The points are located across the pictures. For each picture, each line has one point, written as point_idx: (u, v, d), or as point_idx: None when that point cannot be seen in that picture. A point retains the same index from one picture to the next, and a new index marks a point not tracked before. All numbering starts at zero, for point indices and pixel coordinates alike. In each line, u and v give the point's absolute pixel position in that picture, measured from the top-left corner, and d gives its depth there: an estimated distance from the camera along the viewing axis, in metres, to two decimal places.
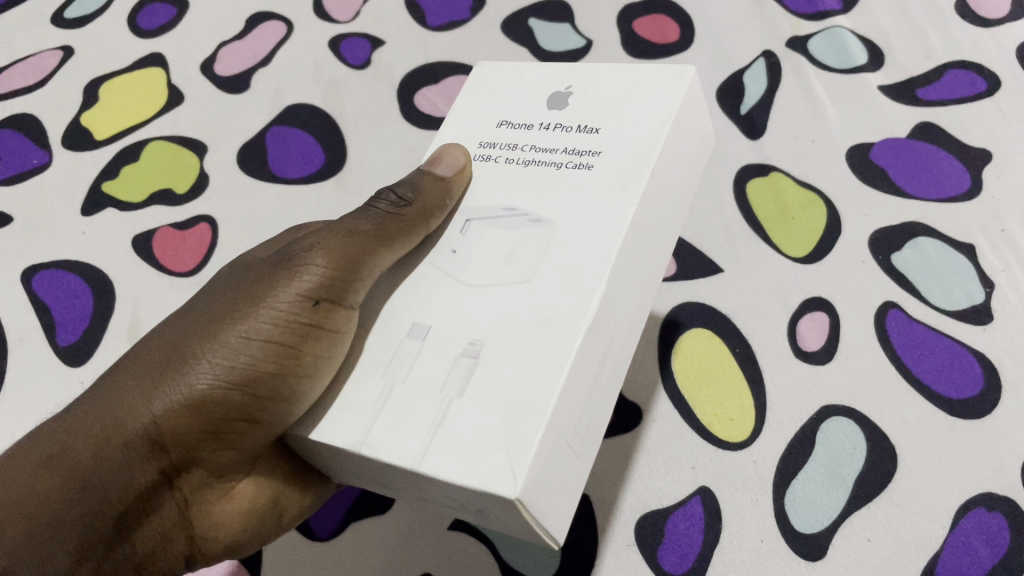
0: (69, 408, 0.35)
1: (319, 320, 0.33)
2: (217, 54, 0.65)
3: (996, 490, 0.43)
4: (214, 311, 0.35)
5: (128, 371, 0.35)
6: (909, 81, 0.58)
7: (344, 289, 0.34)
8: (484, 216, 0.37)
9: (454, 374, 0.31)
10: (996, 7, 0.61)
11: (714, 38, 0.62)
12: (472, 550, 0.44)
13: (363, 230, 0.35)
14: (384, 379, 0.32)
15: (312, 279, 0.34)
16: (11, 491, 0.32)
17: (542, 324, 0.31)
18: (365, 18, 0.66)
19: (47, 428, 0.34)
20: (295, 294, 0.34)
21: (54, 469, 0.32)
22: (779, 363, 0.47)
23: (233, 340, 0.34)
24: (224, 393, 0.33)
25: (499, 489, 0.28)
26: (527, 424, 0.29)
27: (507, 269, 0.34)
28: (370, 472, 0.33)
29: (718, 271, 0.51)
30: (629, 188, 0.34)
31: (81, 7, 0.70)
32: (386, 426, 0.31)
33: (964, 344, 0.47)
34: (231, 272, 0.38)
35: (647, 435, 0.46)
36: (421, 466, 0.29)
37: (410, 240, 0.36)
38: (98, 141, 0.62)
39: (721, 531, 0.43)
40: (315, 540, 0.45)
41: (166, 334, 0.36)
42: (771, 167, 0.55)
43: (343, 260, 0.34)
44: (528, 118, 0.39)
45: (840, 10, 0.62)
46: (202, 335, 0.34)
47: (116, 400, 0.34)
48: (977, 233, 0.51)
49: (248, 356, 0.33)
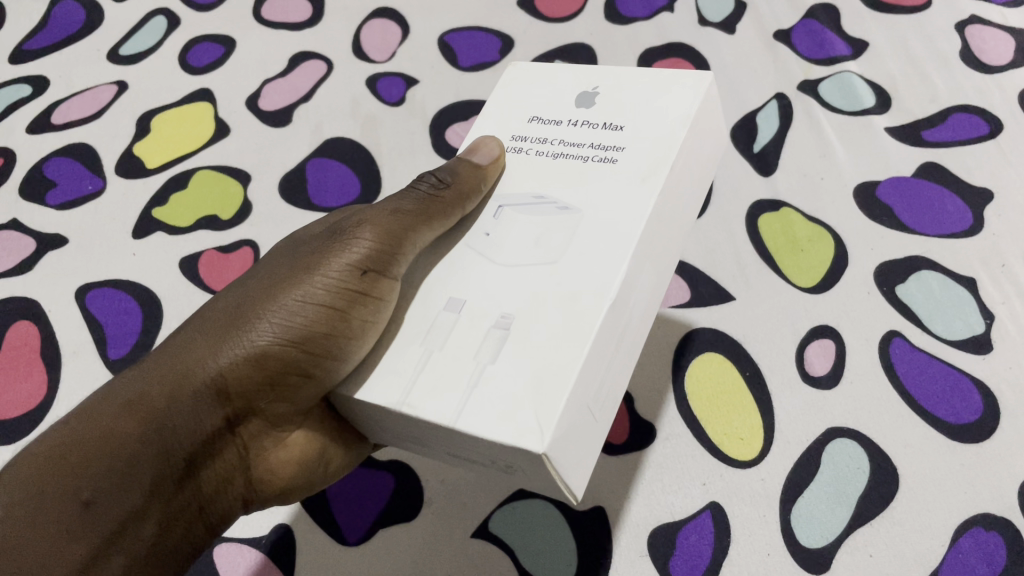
0: (142, 361, 0.38)
1: (369, 286, 0.36)
2: (262, 90, 0.70)
3: (993, 511, 0.45)
4: (273, 280, 0.38)
5: (195, 332, 0.38)
6: (915, 123, 0.61)
7: (389, 261, 0.37)
8: (514, 202, 0.40)
9: (487, 344, 0.34)
10: (999, 55, 0.64)
11: (729, 81, 0.65)
12: (493, 556, 0.46)
13: (409, 209, 0.39)
14: (422, 346, 0.35)
15: (360, 250, 0.37)
16: (91, 432, 0.35)
17: (568, 299, 0.35)
18: (400, 59, 0.71)
19: (123, 380, 0.38)
20: (345, 264, 0.37)
21: (130, 415, 0.36)
22: (787, 387, 0.50)
23: (290, 303, 0.37)
24: (281, 349, 0.36)
25: (528, 445, 0.31)
26: (554, 389, 0.32)
27: (536, 251, 0.37)
28: (408, 431, 0.36)
29: (730, 299, 0.54)
30: (650, 181, 0.38)
31: (135, 45, 0.75)
32: (425, 388, 0.34)
33: (963, 372, 0.50)
34: (288, 245, 0.42)
35: (660, 451, 0.49)
36: (457, 423, 0.32)
37: (448, 218, 0.39)
38: (150, 169, 0.66)
39: (730, 544, 0.45)
40: (345, 545, 0.47)
41: (228, 300, 0.39)
42: (782, 202, 0.58)
43: (389, 236, 0.38)
44: (558, 114, 0.43)
45: (849, 56, 0.66)
46: (263, 299, 0.38)
47: (185, 353, 0.37)
48: (978, 267, 0.54)
49: (303, 318, 0.37)
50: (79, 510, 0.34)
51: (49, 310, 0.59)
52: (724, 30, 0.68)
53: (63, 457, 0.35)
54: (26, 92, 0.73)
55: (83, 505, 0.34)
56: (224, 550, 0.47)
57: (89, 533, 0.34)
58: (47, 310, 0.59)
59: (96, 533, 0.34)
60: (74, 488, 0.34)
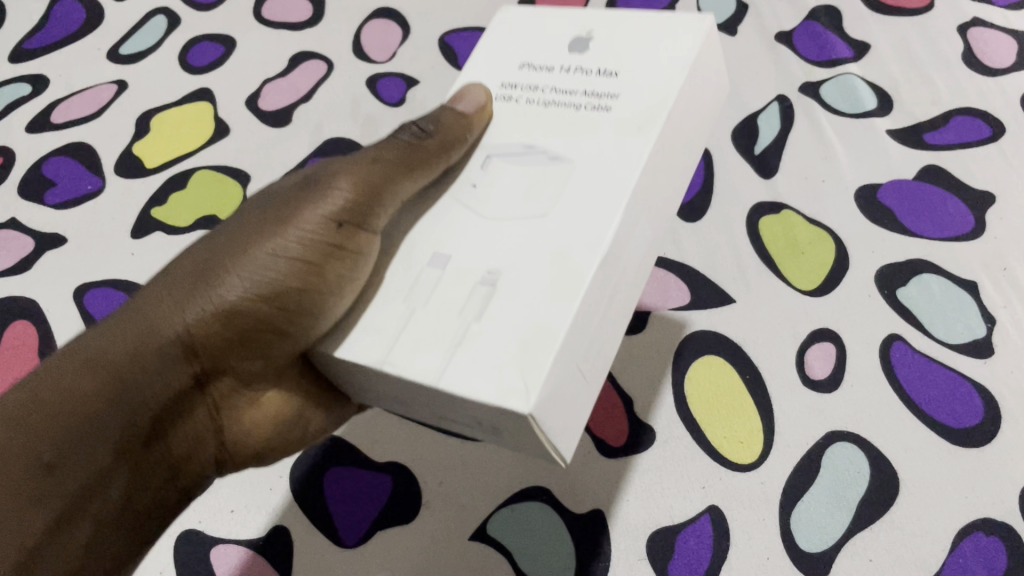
0: (111, 316, 0.38)
1: (344, 241, 0.37)
2: (261, 90, 0.70)
3: (993, 515, 0.45)
4: (244, 234, 0.38)
5: (165, 287, 0.38)
6: (917, 126, 0.61)
7: (364, 215, 0.37)
8: (503, 154, 0.39)
9: (473, 300, 0.33)
10: (1001, 57, 0.64)
11: (730, 83, 0.65)
12: (491, 558, 0.46)
13: (388, 162, 0.38)
14: (405, 304, 0.35)
15: (336, 204, 0.37)
16: (55, 388, 0.35)
17: (557, 253, 0.34)
18: (400, 60, 0.71)
19: (92, 334, 0.38)
20: (318, 219, 0.37)
21: (96, 371, 0.36)
22: (788, 390, 0.50)
23: (261, 258, 0.37)
24: (250, 304, 0.37)
25: (514, 405, 0.30)
26: (540, 347, 0.31)
27: (525, 204, 0.36)
28: (390, 390, 0.35)
29: (730, 301, 0.54)
30: (644, 132, 0.36)
31: (135, 44, 0.75)
32: (408, 345, 0.33)
33: (964, 376, 0.50)
34: (265, 195, 0.41)
35: (660, 453, 0.48)
36: (439, 381, 0.32)
37: (430, 172, 0.39)
38: (149, 169, 0.66)
39: (729, 547, 0.45)
40: (342, 547, 0.47)
41: (198, 255, 0.39)
42: (783, 205, 0.58)
43: (365, 190, 0.37)
44: (549, 60, 0.41)
45: (851, 59, 0.65)
46: (233, 254, 0.38)
47: (155, 308, 0.38)
48: (979, 271, 0.54)
49: (274, 272, 0.37)
50: (40, 471, 0.34)
51: (47, 310, 0.59)
52: (725, 32, 0.68)
53: (28, 413, 0.35)
54: (25, 91, 0.73)
55: (46, 467, 0.34)
56: (220, 551, 0.47)
57: (55, 491, 0.34)
58: (45, 309, 0.59)
59: (64, 492, 0.35)
60: (37, 450, 0.34)
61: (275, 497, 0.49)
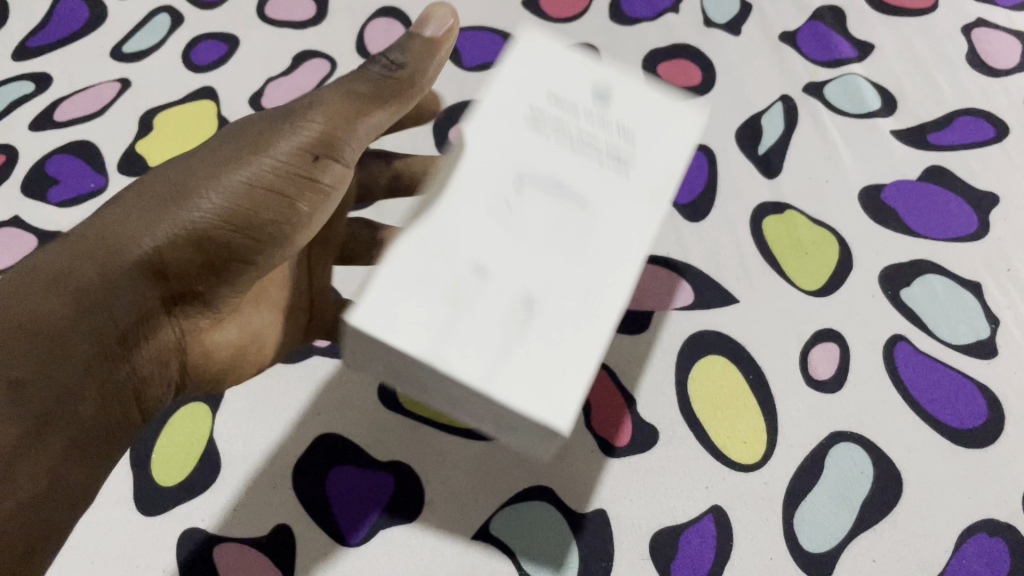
0: (72, 235, 0.36)
1: (320, 170, 0.37)
2: (264, 89, 0.70)
3: (997, 515, 0.45)
4: (216, 156, 0.38)
5: (134, 204, 0.37)
6: (921, 126, 0.61)
7: (339, 146, 0.38)
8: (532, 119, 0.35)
9: (506, 307, 0.31)
10: (1005, 58, 0.64)
11: (734, 82, 0.65)
12: (495, 558, 0.46)
13: (362, 91, 0.39)
14: (434, 299, 0.30)
15: (311, 132, 0.37)
16: (19, 305, 0.32)
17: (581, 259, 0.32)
18: None
19: (51, 253, 0.35)
20: (292, 146, 0.37)
21: (63, 287, 0.34)
22: (791, 391, 0.50)
23: (235, 179, 0.36)
24: (223, 228, 0.37)
25: (555, 421, 0.29)
26: (574, 366, 0.30)
27: (555, 196, 0.33)
28: (405, 374, 0.31)
29: (734, 301, 0.54)
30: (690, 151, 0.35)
31: (138, 42, 0.75)
32: (444, 345, 0.30)
33: (967, 376, 0.50)
34: (230, 121, 0.41)
35: (663, 453, 0.48)
36: (489, 388, 0.29)
37: (397, 102, 0.40)
38: (151, 167, 0.66)
39: (732, 547, 0.45)
40: (345, 546, 0.46)
41: (166, 174, 0.38)
42: (786, 205, 0.58)
43: (337, 121, 0.38)
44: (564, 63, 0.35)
45: (855, 59, 0.65)
46: (204, 174, 0.37)
47: (121, 227, 0.36)
48: (983, 272, 0.54)
49: (247, 197, 0.37)
50: (7, 386, 0.31)
51: None
52: (729, 31, 0.68)
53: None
54: (28, 89, 0.72)
55: (11, 383, 0.31)
56: (222, 550, 0.47)
57: (24, 409, 0.31)
58: None
59: (28, 411, 0.31)
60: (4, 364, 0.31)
61: (275, 494, 0.48)
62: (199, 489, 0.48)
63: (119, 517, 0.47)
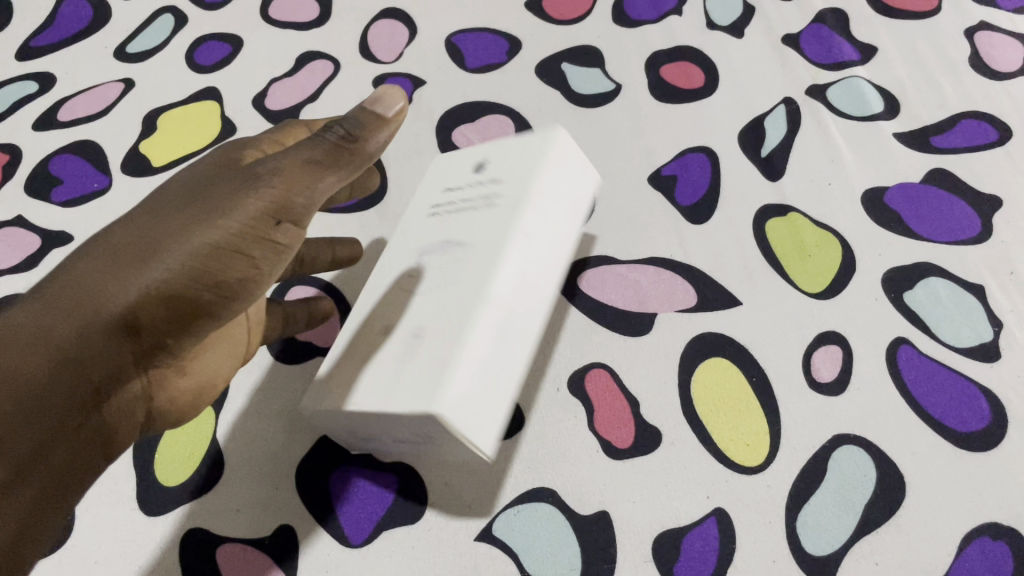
0: (39, 293, 0.34)
1: (278, 234, 0.35)
2: (268, 90, 0.70)
3: (1001, 519, 0.45)
4: (182, 211, 0.35)
5: (100, 258, 0.34)
6: (924, 129, 0.61)
7: (301, 213, 0.37)
8: (440, 250, 0.46)
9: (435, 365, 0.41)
10: (1008, 61, 0.64)
11: (738, 84, 0.65)
12: (498, 560, 0.46)
13: (317, 157, 0.37)
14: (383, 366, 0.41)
15: (270, 197, 0.35)
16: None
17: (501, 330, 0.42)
18: (407, 60, 0.71)
19: (20, 313, 0.33)
20: (255, 209, 0.35)
21: (41, 346, 0.32)
22: (794, 393, 0.50)
23: (200, 239, 0.33)
24: (196, 286, 0.33)
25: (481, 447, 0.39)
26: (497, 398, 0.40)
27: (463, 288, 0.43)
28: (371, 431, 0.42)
29: (736, 303, 0.54)
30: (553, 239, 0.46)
31: (142, 43, 0.75)
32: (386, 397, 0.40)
33: (970, 379, 0.50)
34: (185, 177, 0.38)
35: (665, 456, 0.48)
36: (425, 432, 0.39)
37: (349, 171, 0.38)
38: (154, 168, 0.66)
39: (734, 550, 0.45)
40: (349, 547, 0.47)
41: (129, 227, 0.35)
42: (789, 207, 0.58)
43: (294, 189, 0.36)
44: (462, 182, 0.49)
45: (858, 62, 0.65)
46: (172, 230, 0.34)
47: (86, 285, 0.33)
48: (986, 275, 0.54)
49: (220, 255, 0.33)
50: None
51: None
52: (732, 34, 0.68)
53: None
54: (32, 89, 0.73)
55: None
56: (225, 550, 0.47)
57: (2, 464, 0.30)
58: None
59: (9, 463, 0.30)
60: None
61: (278, 496, 0.49)
62: (201, 490, 0.49)
63: (122, 518, 0.48)
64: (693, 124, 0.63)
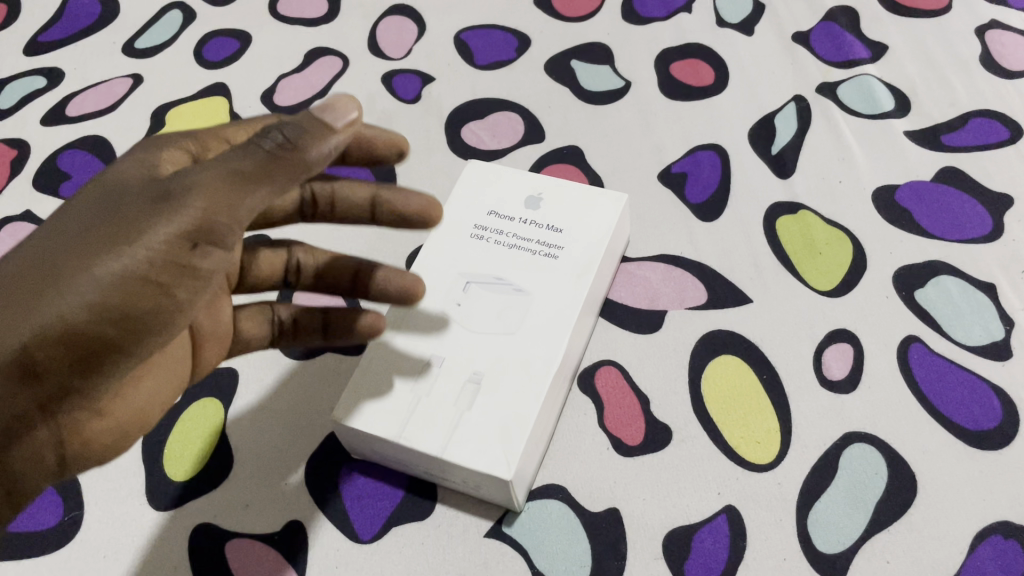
0: None
1: (197, 259, 0.31)
2: (276, 86, 0.70)
3: (1012, 518, 0.45)
4: (90, 238, 0.32)
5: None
6: (934, 128, 0.61)
7: (221, 233, 0.31)
8: (480, 280, 0.48)
9: (463, 394, 0.43)
10: (1019, 60, 0.64)
11: (748, 82, 0.65)
12: (507, 557, 0.46)
13: (243, 169, 0.32)
14: (410, 393, 0.44)
15: (184, 221, 0.31)
16: None
17: (521, 365, 0.44)
18: (416, 56, 0.70)
19: None
20: (165, 235, 0.31)
21: None
22: (805, 391, 0.50)
23: (100, 273, 0.30)
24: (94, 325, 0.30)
25: (499, 472, 0.41)
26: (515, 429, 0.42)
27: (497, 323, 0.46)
28: (392, 454, 0.44)
29: (747, 301, 0.54)
30: (582, 278, 0.47)
31: (150, 38, 0.75)
32: (417, 424, 0.43)
33: (982, 378, 0.50)
34: (108, 191, 0.35)
35: (676, 453, 0.48)
36: (446, 453, 0.41)
37: (288, 184, 0.32)
38: None
39: (745, 547, 0.45)
40: (358, 543, 0.47)
41: (37, 255, 0.32)
42: (800, 205, 0.58)
43: (213, 210, 0.31)
44: (510, 212, 0.51)
45: (869, 60, 0.65)
46: (74, 262, 0.31)
47: None
48: (998, 274, 0.53)
49: (122, 290, 0.30)
50: None
51: None
52: (742, 31, 0.68)
53: None
54: (40, 84, 0.73)
55: None
56: (234, 545, 0.47)
57: None
58: None
59: None
60: None
61: (288, 492, 0.48)
62: (211, 486, 0.49)
63: (130, 513, 0.48)
64: (702, 122, 0.63)
